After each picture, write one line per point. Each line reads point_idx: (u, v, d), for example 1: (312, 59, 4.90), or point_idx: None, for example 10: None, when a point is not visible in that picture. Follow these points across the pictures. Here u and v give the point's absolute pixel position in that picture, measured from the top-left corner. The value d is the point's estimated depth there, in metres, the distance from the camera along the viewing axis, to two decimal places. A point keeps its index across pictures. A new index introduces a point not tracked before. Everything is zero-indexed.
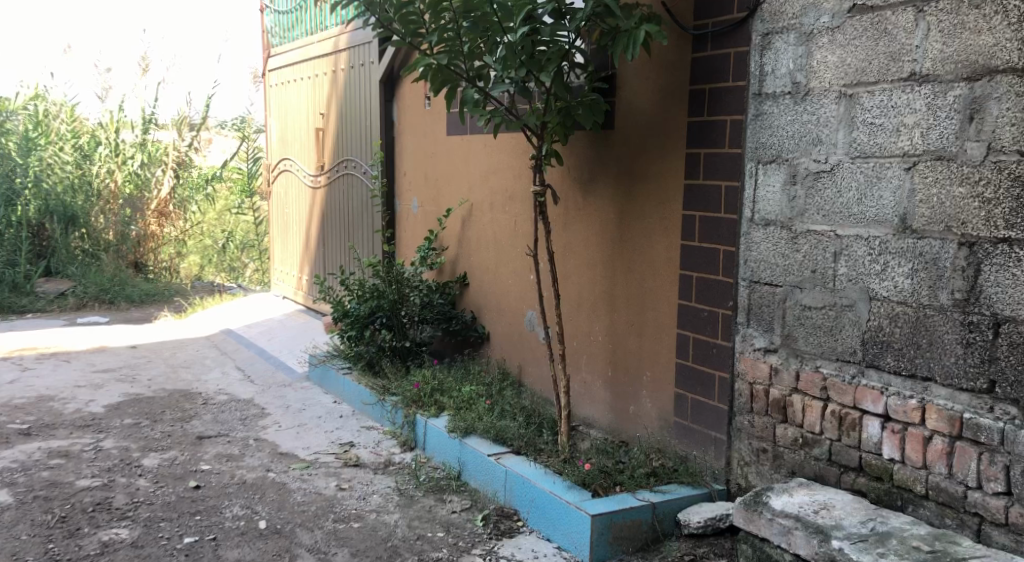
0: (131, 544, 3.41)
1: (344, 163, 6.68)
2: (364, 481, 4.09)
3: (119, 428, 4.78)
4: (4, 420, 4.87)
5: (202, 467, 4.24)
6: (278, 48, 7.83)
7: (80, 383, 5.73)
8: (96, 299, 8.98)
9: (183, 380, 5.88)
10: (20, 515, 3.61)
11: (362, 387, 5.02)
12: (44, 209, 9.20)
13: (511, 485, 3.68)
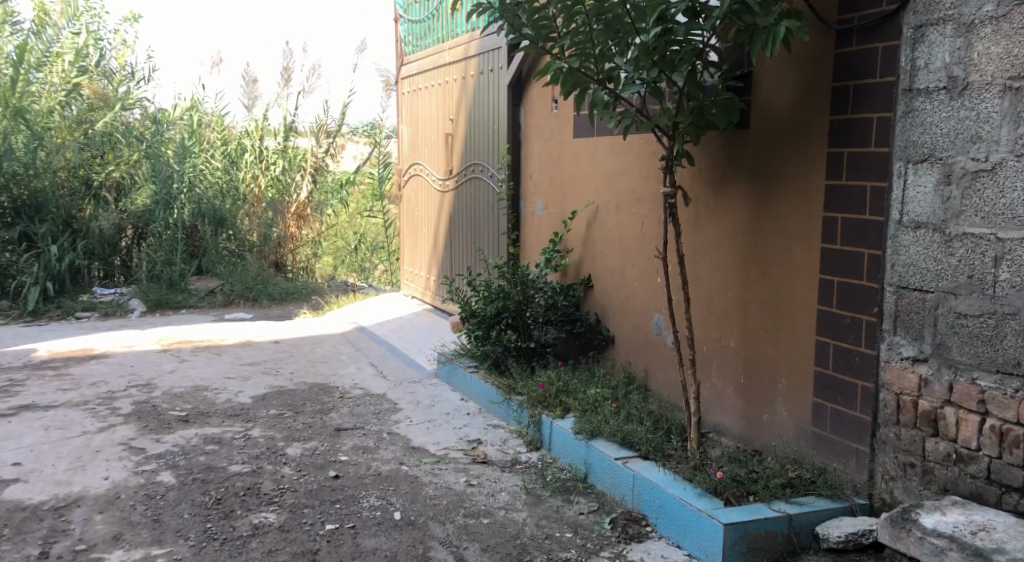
0: (279, 527, 3.59)
1: (472, 166, 6.80)
2: (492, 478, 4.16)
3: (266, 418, 5.05)
4: (165, 407, 5.23)
5: (340, 457, 4.42)
6: (410, 56, 8.07)
7: (229, 374, 6.08)
8: (242, 296, 9.49)
9: (321, 375, 6.13)
10: (182, 496, 3.87)
11: (487, 385, 5.10)
12: (197, 212, 9.82)
13: (640, 489, 3.66)
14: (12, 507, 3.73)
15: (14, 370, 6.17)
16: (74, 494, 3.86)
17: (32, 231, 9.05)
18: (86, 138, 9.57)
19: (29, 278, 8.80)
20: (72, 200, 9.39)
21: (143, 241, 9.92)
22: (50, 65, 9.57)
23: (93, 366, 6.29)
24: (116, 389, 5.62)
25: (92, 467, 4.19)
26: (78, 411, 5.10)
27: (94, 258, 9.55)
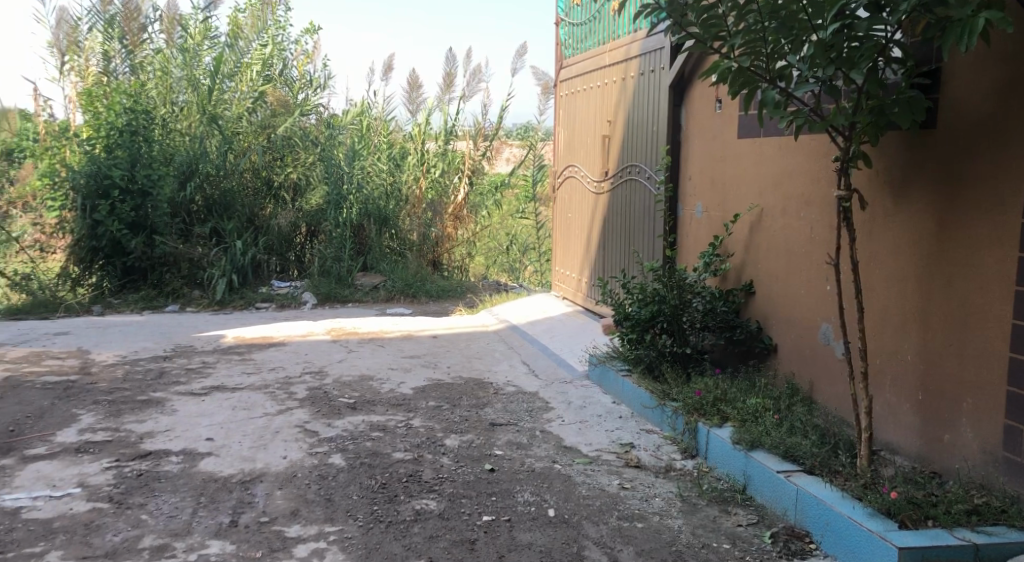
0: (439, 515, 3.70)
1: (629, 168, 6.76)
2: (646, 483, 4.11)
3: (425, 409, 5.22)
4: (335, 394, 5.51)
5: (496, 452, 4.51)
6: (569, 59, 8.11)
7: (392, 365, 6.33)
8: (402, 292, 9.82)
9: (475, 370, 6.29)
10: (352, 478, 4.07)
11: (641, 390, 5.05)
12: (364, 212, 10.30)
13: (805, 505, 3.51)
14: (205, 478, 4.04)
15: (205, 354, 6.68)
16: (257, 470, 4.14)
17: (222, 227, 9.81)
18: (268, 142, 10.31)
19: (217, 270, 9.48)
20: (256, 200, 10.18)
21: (315, 239, 10.49)
22: (241, 75, 10.34)
23: (272, 353, 6.72)
24: (292, 375, 5.99)
25: (272, 446, 4.48)
26: (259, 394, 5.45)
27: (273, 254, 10.16)
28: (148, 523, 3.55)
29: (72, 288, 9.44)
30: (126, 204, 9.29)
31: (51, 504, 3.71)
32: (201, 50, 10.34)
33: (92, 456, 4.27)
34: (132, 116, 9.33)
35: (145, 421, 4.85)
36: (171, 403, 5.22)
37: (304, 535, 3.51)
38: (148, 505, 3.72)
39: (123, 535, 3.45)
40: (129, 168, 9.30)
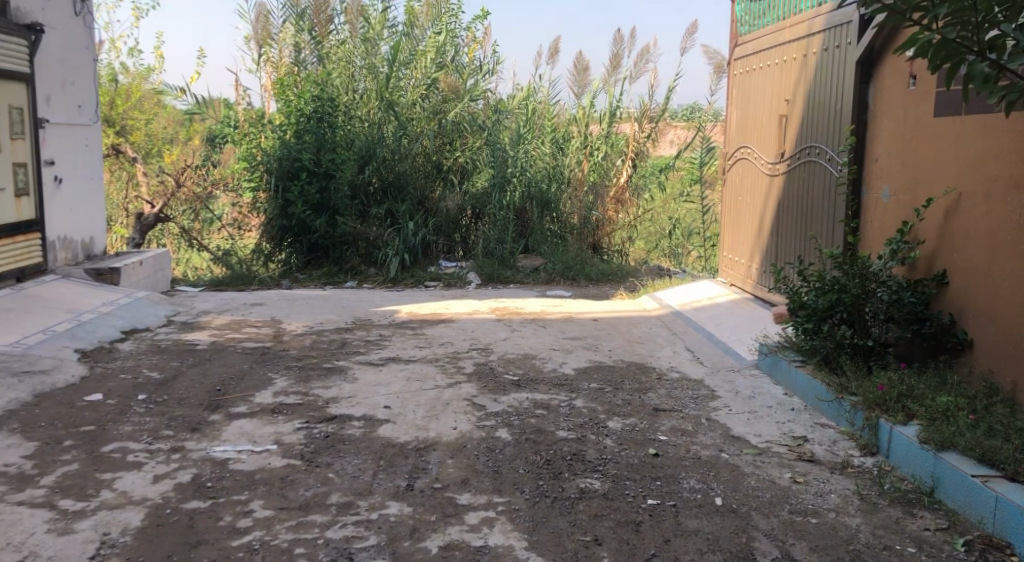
0: (604, 495, 3.70)
1: (808, 149, 6.44)
2: (821, 478, 3.93)
3: (588, 390, 5.23)
4: (501, 370, 5.63)
5: (661, 437, 4.45)
6: (745, 36, 7.82)
7: (555, 346, 6.38)
8: (562, 275, 9.83)
9: (638, 354, 6.22)
10: (517, 453, 4.14)
11: (816, 382, 4.82)
12: (526, 195, 10.40)
13: (1005, 515, 3.25)
14: (384, 443, 4.23)
15: (381, 327, 6.98)
16: (430, 439, 4.29)
17: (395, 209, 10.22)
18: (439, 127, 10.57)
19: (390, 249, 9.91)
20: (426, 183, 10.50)
21: (480, 220, 10.70)
22: (416, 62, 10.68)
23: (441, 329, 6.93)
24: (460, 350, 6.16)
25: (443, 417, 4.63)
26: (431, 367, 5.66)
27: (440, 235, 10.48)
28: (334, 481, 3.76)
29: (265, 262, 10.48)
30: (312, 186, 10.08)
31: (252, 457, 4.00)
32: (380, 40, 10.74)
33: (286, 416, 4.57)
34: (318, 104, 10.04)
35: (330, 387, 5.14)
36: (353, 372, 5.50)
37: (475, 503, 3.60)
38: (334, 464, 3.95)
39: (313, 490, 3.67)
40: (316, 153, 10.05)
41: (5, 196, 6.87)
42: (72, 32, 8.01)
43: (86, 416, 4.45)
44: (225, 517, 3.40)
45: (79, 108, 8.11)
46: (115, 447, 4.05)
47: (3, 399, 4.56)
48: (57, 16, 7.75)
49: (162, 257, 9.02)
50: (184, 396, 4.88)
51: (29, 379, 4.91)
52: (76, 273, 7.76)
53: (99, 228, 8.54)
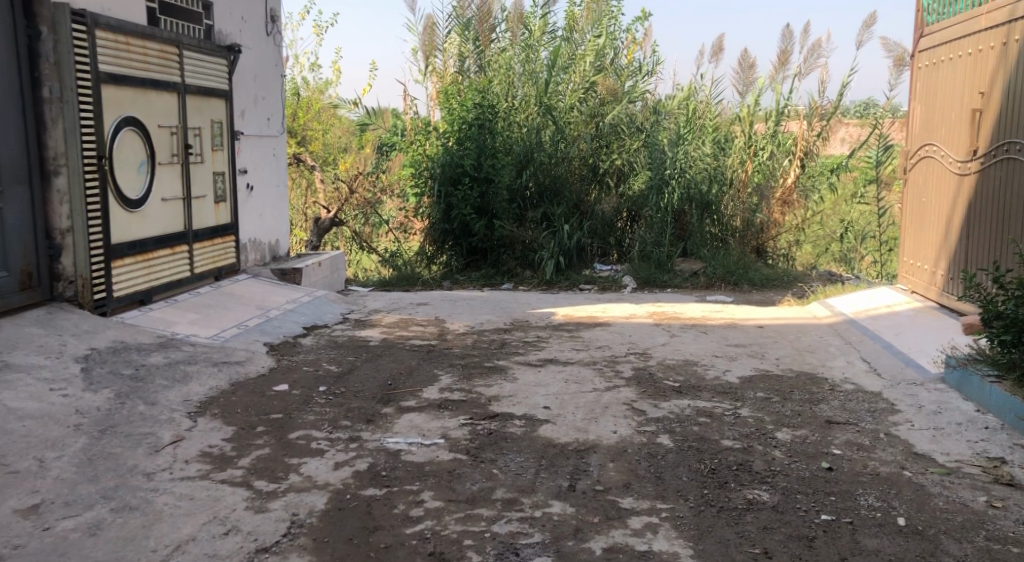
0: (773, 507, 3.59)
1: (1006, 146, 5.97)
2: (1021, 504, 3.63)
3: (754, 400, 5.07)
4: (660, 375, 5.56)
5: (833, 450, 4.25)
6: (932, 26, 7.34)
7: (717, 353, 6.24)
8: (723, 280, 9.53)
9: (808, 364, 5.97)
10: (680, 460, 4.08)
11: (1016, 400, 4.47)
12: (685, 197, 10.20)
13: None
14: (545, 443, 4.28)
15: (539, 329, 7.07)
16: (591, 441, 4.31)
17: (551, 213, 10.33)
18: (597, 130, 10.61)
19: (547, 252, 10.01)
20: (582, 186, 10.55)
21: (636, 223, 10.60)
22: (574, 67, 10.74)
23: (599, 332, 6.93)
24: (618, 354, 6.14)
25: (603, 420, 4.63)
26: (589, 370, 5.67)
27: (596, 238, 10.48)
28: (499, 477, 3.85)
29: (427, 264, 10.86)
30: (473, 190, 10.33)
31: (422, 450, 4.16)
32: (540, 45, 10.90)
33: (452, 412, 4.72)
34: (480, 111, 10.29)
35: (492, 385, 5.26)
36: (513, 371, 5.60)
37: (637, 508, 3.58)
38: (498, 461, 4.03)
39: (479, 485, 3.77)
40: (476, 158, 10.27)
41: (207, 203, 7.47)
42: (264, 50, 8.68)
43: (274, 404, 4.77)
44: (399, 505, 3.55)
45: (269, 121, 8.77)
46: (300, 434, 4.32)
47: (204, 386, 4.96)
48: (252, 37, 8.41)
49: (337, 259, 9.51)
50: (359, 389, 5.14)
51: (225, 368, 5.32)
52: (264, 272, 8.32)
53: (283, 231, 9.15)
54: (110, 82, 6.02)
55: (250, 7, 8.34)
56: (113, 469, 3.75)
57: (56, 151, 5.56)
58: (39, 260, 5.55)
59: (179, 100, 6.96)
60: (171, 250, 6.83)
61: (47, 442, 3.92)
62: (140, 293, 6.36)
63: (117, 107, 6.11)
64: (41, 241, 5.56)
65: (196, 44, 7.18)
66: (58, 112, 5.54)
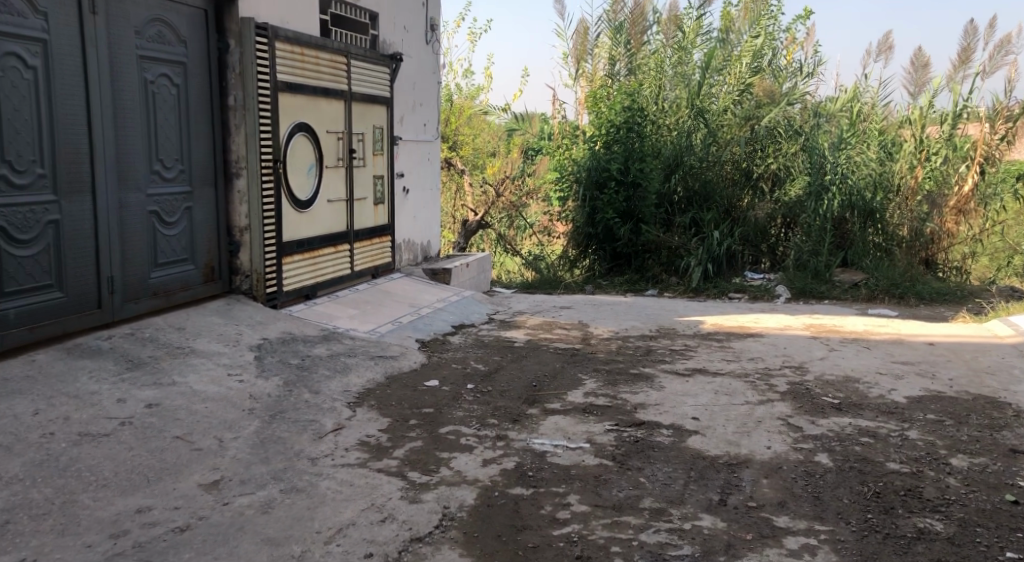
0: (948, 539, 3.36)
1: None
2: None
3: (924, 422, 4.76)
4: (818, 391, 5.31)
5: (1018, 482, 3.92)
6: None
7: (882, 370, 5.89)
8: (887, 293, 8.97)
9: (986, 386, 5.54)
10: (841, 480, 3.89)
11: None
12: (847, 204, 9.72)
13: None
14: (695, 454, 4.19)
15: (687, 337, 6.93)
16: (743, 455, 4.18)
17: (700, 218, 10.04)
18: (752, 134, 10.23)
19: (694, 258, 9.75)
20: (734, 191, 10.23)
21: (792, 230, 10.13)
22: (730, 68, 10.55)
23: (751, 343, 6.71)
24: (772, 367, 5.92)
25: (756, 434, 4.48)
26: (740, 382, 5.49)
27: (748, 245, 10.13)
28: (647, 486, 3.80)
29: (570, 269, 10.95)
30: (619, 195, 10.24)
31: (568, 453, 4.16)
32: (694, 47, 10.65)
33: (597, 417, 4.70)
34: (628, 114, 10.19)
35: (638, 392, 5.20)
36: (659, 379, 5.52)
37: (794, 527, 3.44)
38: (645, 469, 3.98)
39: (626, 492, 3.73)
40: (624, 163, 10.20)
41: (367, 205, 7.78)
42: (423, 59, 8.98)
43: (425, 399, 4.91)
44: (545, 506, 3.57)
45: (425, 127, 9.06)
46: (450, 429, 4.42)
47: (362, 378, 5.18)
48: (413, 46, 8.71)
49: (484, 261, 9.67)
50: (506, 388, 5.21)
51: (381, 362, 5.53)
52: (417, 272, 8.59)
53: (434, 233, 9.41)
54: (286, 91, 6.38)
55: (412, 17, 8.65)
56: (282, 452, 3.97)
57: (238, 155, 5.97)
58: (221, 255, 5.98)
59: (345, 107, 7.29)
60: (334, 249, 7.17)
61: (224, 423, 4.20)
62: (305, 288, 6.70)
63: (292, 113, 6.47)
64: (223, 238, 5.99)
65: (363, 54, 7.50)
66: (241, 119, 5.94)
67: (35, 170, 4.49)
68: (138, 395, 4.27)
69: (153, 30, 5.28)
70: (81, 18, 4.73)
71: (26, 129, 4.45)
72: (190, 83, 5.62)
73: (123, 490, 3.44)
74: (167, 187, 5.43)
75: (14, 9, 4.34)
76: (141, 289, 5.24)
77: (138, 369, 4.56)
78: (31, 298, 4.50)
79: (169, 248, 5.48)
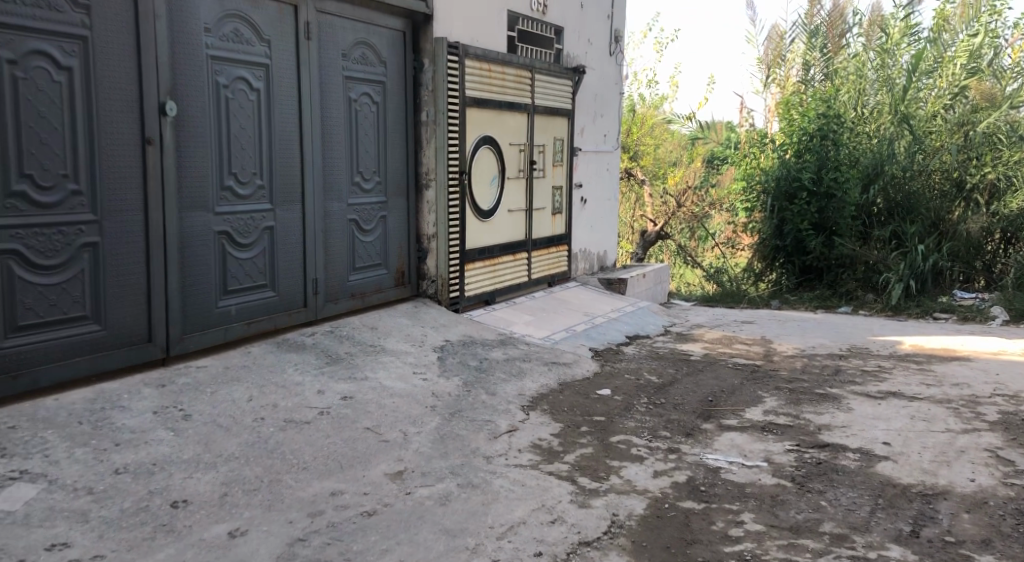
0: None
1: None
2: None
3: None
4: None
5: None
6: None
7: None
8: None
9: None
10: None
11: None
12: None
13: None
14: (884, 481, 4.02)
15: (881, 358, 6.59)
16: (940, 486, 3.96)
17: (903, 231, 9.44)
18: (965, 140, 9.57)
19: (894, 274, 9.11)
20: (943, 203, 9.54)
21: (1013, 246, 9.49)
22: (941, 70, 9.94)
23: (956, 368, 6.28)
24: (980, 394, 5.52)
25: (956, 465, 4.22)
26: (941, 408, 5.17)
27: (957, 261, 9.40)
28: (828, 510, 3.69)
29: (755, 282, 10.62)
30: (811, 206, 9.84)
31: (743, 470, 4.12)
32: (899, 49, 10.14)
33: (776, 436, 4.61)
34: (824, 121, 9.75)
35: (822, 413, 5.03)
36: (848, 400, 5.31)
37: None
38: (827, 493, 3.87)
39: (805, 515, 3.65)
40: (817, 172, 9.78)
41: (545, 214, 7.99)
42: (607, 70, 9.11)
43: (598, 407, 5.01)
44: (718, 522, 3.57)
45: (605, 137, 9.16)
46: (622, 439, 4.50)
47: (536, 383, 5.35)
48: (597, 58, 8.87)
49: (662, 272, 9.64)
50: (681, 401, 5.20)
51: (555, 369, 5.69)
52: (593, 281, 8.71)
53: (611, 243, 9.50)
54: (474, 106, 6.69)
55: (596, 30, 8.79)
56: (460, 449, 4.20)
57: (428, 168, 6.34)
58: (411, 261, 6.38)
59: (528, 120, 7.53)
60: (513, 257, 7.42)
61: (409, 417, 4.50)
62: (485, 294, 6.99)
63: (479, 127, 6.79)
64: (413, 244, 6.38)
65: (547, 68, 7.74)
66: (432, 133, 6.31)
67: (256, 182, 4.98)
68: (335, 388, 4.65)
69: (358, 53, 5.73)
70: (297, 44, 5.21)
71: (251, 144, 4.94)
72: (388, 100, 6.04)
73: (320, 474, 3.79)
74: (364, 198, 5.87)
75: (243, 37, 4.86)
76: (340, 290, 5.69)
77: (336, 363, 4.97)
78: (249, 296, 4.99)
79: (365, 254, 5.91)
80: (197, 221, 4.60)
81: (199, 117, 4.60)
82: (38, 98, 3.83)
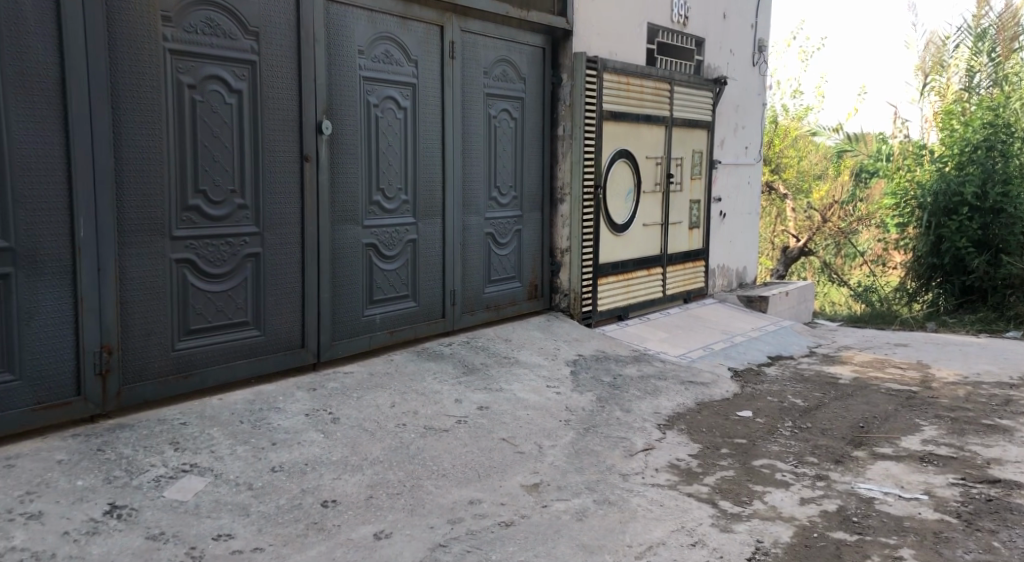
0: None
1: None
2: None
3: None
4: None
5: None
6: None
7: None
8: None
9: None
10: None
11: None
12: None
13: None
14: None
15: None
16: None
17: None
18: None
19: None
20: None
21: None
22: None
23: None
24: None
25: None
26: None
27: None
28: (1001, 552, 3.43)
29: (908, 302, 10.13)
30: (974, 221, 9.26)
31: (901, 502, 3.89)
32: None
33: (937, 468, 4.33)
34: (991, 131, 9.21)
35: (991, 446, 4.68)
36: (1020, 433, 4.92)
37: None
38: (1000, 533, 3.60)
39: (973, 555, 3.41)
40: (982, 185, 9.15)
41: (682, 229, 7.85)
42: (749, 81, 8.88)
43: (739, 429, 4.86)
44: (873, 556, 3.38)
45: (746, 149, 8.93)
46: (765, 463, 4.35)
47: (673, 402, 5.25)
48: (738, 69, 8.66)
49: (807, 290, 9.29)
50: (829, 427, 4.97)
51: (693, 387, 5.56)
52: (731, 298, 8.49)
53: (750, 259, 9.23)
54: (611, 119, 6.67)
55: (738, 40, 8.60)
56: (596, 465, 4.17)
57: (563, 183, 6.38)
58: (544, 274, 6.43)
59: (665, 133, 7.43)
60: (647, 271, 7.34)
61: (545, 430, 4.51)
62: (618, 309, 6.94)
63: (614, 141, 6.75)
64: (546, 257, 6.43)
65: (686, 79, 7.62)
66: (568, 147, 6.34)
67: (401, 197, 5.14)
68: (472, 397, 4.72)
69: (498, 70, 5.84)
70: (442, 63, 5.36)
71: (397, 160, 5.10)
72: (526, 116, 6.12)
73: (459, 482, 3.85)
74: (501, 212, 5.96)
75: (393, 58, 5.04)
76: (476, 302, 5.78)
77: (473, 373, 5.05)
78: (394, 306, 5.16)
79: (501, 266, 5.99)
80: (348, 234, 4.80)
81: (352, 135, 4.80)
82: (213, 121, 4.09)
